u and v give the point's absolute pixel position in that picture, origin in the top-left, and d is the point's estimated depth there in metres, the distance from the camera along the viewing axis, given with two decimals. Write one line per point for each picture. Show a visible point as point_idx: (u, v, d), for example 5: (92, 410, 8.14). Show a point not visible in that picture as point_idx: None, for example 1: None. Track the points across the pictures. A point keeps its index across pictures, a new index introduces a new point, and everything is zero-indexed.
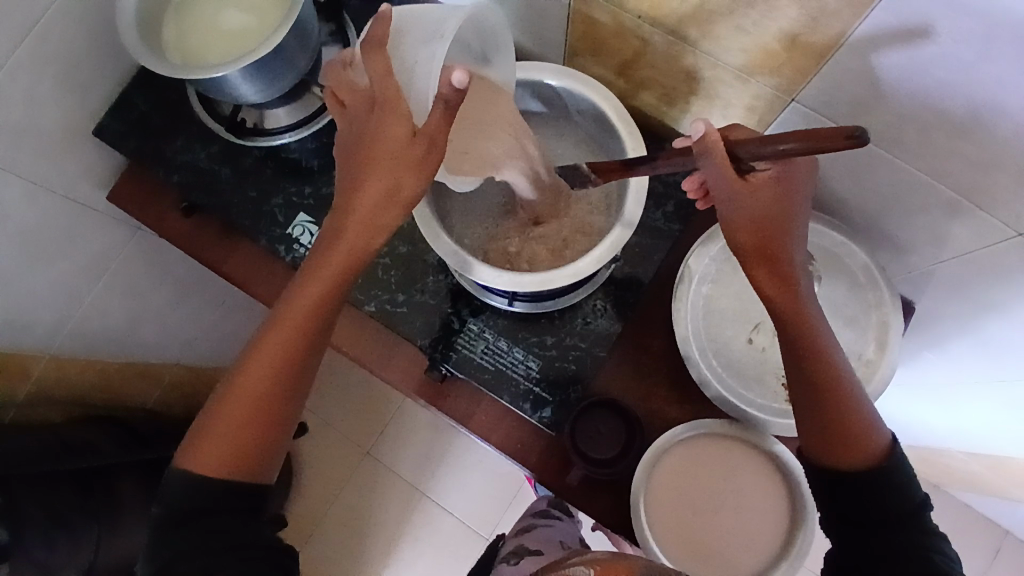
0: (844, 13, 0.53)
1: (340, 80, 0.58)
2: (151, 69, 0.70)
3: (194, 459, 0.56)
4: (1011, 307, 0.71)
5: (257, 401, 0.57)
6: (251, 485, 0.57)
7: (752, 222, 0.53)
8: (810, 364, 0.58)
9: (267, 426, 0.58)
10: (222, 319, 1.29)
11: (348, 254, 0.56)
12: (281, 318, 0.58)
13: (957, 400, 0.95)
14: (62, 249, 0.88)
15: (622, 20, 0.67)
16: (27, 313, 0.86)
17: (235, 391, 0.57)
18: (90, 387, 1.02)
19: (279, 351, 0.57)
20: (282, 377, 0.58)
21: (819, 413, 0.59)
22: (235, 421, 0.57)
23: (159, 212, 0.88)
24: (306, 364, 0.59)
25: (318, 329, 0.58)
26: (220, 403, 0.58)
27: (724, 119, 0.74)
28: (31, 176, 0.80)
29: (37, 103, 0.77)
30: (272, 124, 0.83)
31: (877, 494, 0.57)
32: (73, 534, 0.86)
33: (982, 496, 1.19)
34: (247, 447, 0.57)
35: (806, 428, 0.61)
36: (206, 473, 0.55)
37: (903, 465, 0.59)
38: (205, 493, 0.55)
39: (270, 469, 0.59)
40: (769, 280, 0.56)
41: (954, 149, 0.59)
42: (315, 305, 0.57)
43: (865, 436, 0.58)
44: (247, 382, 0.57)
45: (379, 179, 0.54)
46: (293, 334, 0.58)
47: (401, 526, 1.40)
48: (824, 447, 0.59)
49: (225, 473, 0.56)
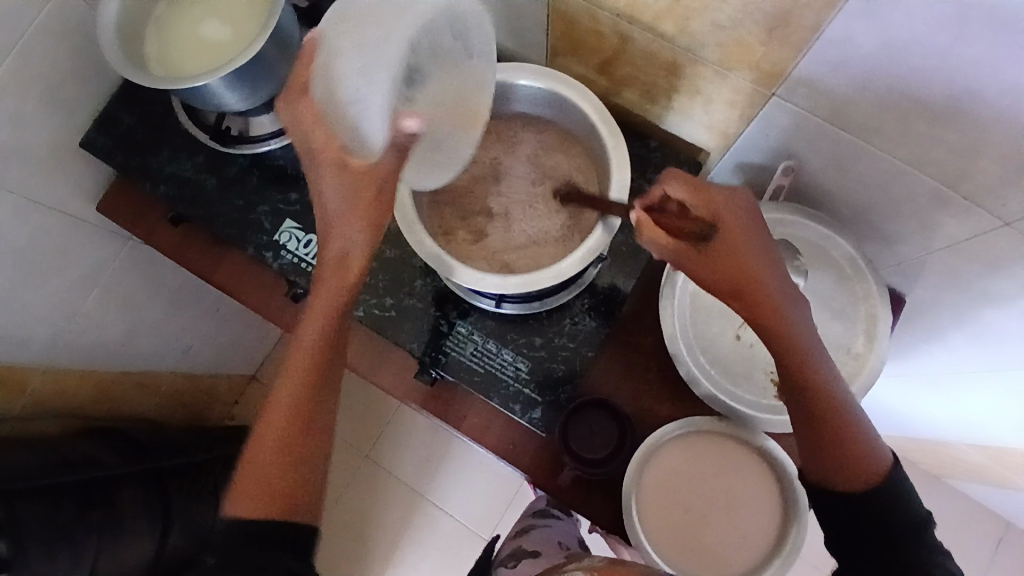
0: (817, 4, 0.53)
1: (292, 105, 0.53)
2: (133, 81, 0.70)
3: (235, 502, 0.61)
4: (1004, 294, 0.71)
5: (283, 445, 0.62)
6: (291, 524, 0.61)
7: (725, 272, 0.54)
8: (811, 395, 0.58)
9: (293, 466, 0.62)
10: (218, 327, 1.29)
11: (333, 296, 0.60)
12: (289, 363, 0.62)
13: (957, 391, 0.95)
14: (53, 263, 0.89)
15: (601, 18, 0.67)
16: (23, 327, 0.88)
17: (262, 440, 0.62)
18: (87, 398, 1.05)
19: (292, 396, 0.62)
20: (301, 421, 0.62)
21: (818, 443, 0.60)
22: (268, 463, 0.62)
23: (147, 224, 0.88)
24: (320, 403, 0.63)
25: (322, 369, 0.62)
26: (252, 455, 0.63)
27: (706, 115, 0.74)
28: (20, 191, 0.81)
29: (23, 118, 0.77)
30: (258, 131, 0.83)
31: (876, 512, 0.59)
32: (75, 545, 0.85)
33: (983, 486, 1.18)
34: (284, 488, 0.61)
35: (806, 451, 0.61)
36: (245, 514, 0.60)
37: (901, 483, 0.60)
38: (243, 534, 0.59)
39: (308, 508, 0.63)
40: (755, 313, 0.56)
41: (938, 137, 0.58)
42: (313, 348, 0.61)
43: (866, 457, 0.59)
44: (271, 430, 0.62)
45: (343, 224, 0.57)
46: (302, 379, 0.62)
47: (403, 531, 1.40)
48: (826, 469, 0.60)
49: (261, 514, 0.60)
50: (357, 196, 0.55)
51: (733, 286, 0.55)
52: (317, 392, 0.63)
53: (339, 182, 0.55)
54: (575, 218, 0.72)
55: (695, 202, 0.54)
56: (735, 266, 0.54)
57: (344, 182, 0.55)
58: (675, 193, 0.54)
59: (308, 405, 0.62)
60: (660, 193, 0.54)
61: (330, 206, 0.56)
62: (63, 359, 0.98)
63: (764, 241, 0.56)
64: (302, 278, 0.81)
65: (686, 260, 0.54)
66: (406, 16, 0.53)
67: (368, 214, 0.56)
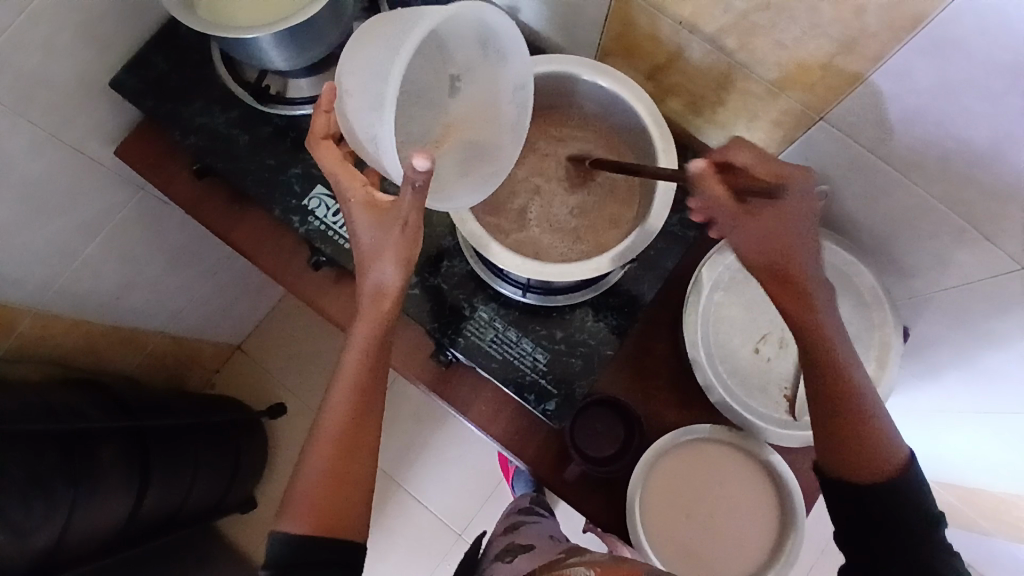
0: (883, 37, 0.55)
1: (327, 148, 0.63)
2: (182, 21, 0.69)
3: (289, 521, 0.61)
4: (1007, 336, 0.74)
5: (329, 469, 0.62)
6: (345, 541, 0.61)
7: (759, 252, 0.59)
8: (833, 383, 0.61)
9: (345, 480, 0.63)
10: (212, 292, 1.26)
11: (380, 311, 0.63)
12: (339, 380, 0.64)
13: (944, 429, 0.98)
14: (62, 203, 0.86)
15: (660, 24, 0.68)
16: (23, 265, 0.85)
17: (310, 464, 0.63)
18: (73, 348, 1.02)
19: (343, 412, 0.63)
20: (348, 442, 0.63)
21: (836, 431, 0.61)
22: (320, 481, 0.62)
23: (168, 173, 0.86)
24: (368, 418, 0.65)
25: (366, 389, 0.64)
26: (301, 480, 0.62)
27: (748, 131, 0.75)
28: (42, 123, 0.78)
29: (57, 50, 0.75)
30: (294, 93, 0.82)
31: (887, 506, 0.58)
32: (50, 499, 0.81)
33: (952, 527, 1.23)
34: (335, 508, 0.61)
35: (819, 442, 0.62)
36: (301, 533, 0.60)
37: (918, 485, 0.59)
38: (297, 551, 0.59)
39: (359, 525, 0.63)
40: (788, 296, 0.60)
41: (973, 180, 0.61)
42: (357, 370, 0.64)
43: (880, 446, 0.59)
44: (320, 452, 0.63)
45: (394, 247, 0.60)
46: (351, 394, 0.64)
47: (379, 517, 1.39)
48: (841, 456, 0.60)
49: (318, 532, 0.60)
50: (386, 227, 0.60)
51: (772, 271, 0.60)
52: (362, 413, 0.64)
53: (372, 224, 0.60)
54: (614, 218, 0.74)
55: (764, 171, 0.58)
56: (771, 245, 0.58)
57: (373, 220, 0.60)
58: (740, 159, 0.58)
59: (354, 426, 0.64)
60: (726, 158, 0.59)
61: (365, 244, 0.61)
62: (57, 303, 0.94)
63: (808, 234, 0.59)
64: (327, 246, 0.79)
65: (738, 218, 0.57)
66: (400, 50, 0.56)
67: (411, 236, 0.60)
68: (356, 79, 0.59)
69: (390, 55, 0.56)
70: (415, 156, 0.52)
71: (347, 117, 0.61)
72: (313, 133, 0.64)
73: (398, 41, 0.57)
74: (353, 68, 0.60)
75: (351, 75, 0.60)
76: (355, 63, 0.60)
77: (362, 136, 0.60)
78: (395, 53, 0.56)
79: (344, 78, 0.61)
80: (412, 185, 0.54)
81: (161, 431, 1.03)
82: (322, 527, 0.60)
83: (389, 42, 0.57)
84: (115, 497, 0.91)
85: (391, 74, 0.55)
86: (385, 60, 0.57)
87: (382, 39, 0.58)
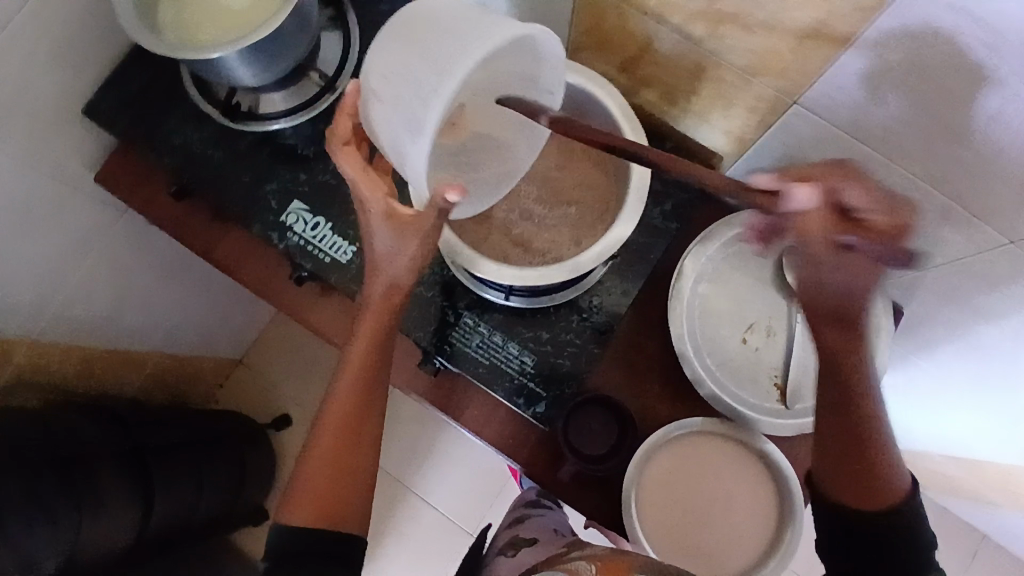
0: (851, 17, 0.53)
1: (350, 154, 0.60)
2: (146, 46, 0.67)
3: (290, 512, 0.62)
4: (999, 312, 0.73)
5: (331, 460, 0.63)
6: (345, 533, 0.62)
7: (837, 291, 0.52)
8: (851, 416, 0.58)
9: (347, 473, 0.64)
10: (207, 307, 1.26)
11: (384, 303, 0.62)
12: (343, 368, 0.64)
13: (944, 405, 0.97)
14: (46, 231, 0.86)
15: (628, 16, 0.67)
16: (11, 295, 0.86)
17: (312, 458, 0.64)
18: (71, 372, 1.02)
19: (347, 405, 0.64)
20: (348, 437, 0.64)
21: (849, 463, 0.58)
22: (323, 474, 0.63)
23: (147, 194, 0.86)
24: (371, 411, 0.65)
25: (367, 386, 0.64)
26: (303, 475, 0.63)
27: (725, 119, 0.74)
28: (18, 153, 0.78)
29: (26, 79, 0.74)
30: (268, 108, 0.81)
31: (890, 536, 0.58)
32: (55, 525, 0.82)
33: (960, 500, 1.22)
34: (333, 500, 0.62)
35: (827, 467, 0.60)
36: (301, 524, 0.60)
37: (917, 511, 0.59)
38: (299, 539, 0.60)
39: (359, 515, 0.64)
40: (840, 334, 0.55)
41: (954, 157, 0.59)
42: (359, 371, 0.64)
43: (888, 479, 0.58)
44: (319, 447, 0.64)
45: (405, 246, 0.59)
46: (357, 386, 0.64)
47: (388, 521, 1.39)
48: (849, 485, 0.59)
49: (317, 523, 0.61)
50: (408, 237, 0.59)
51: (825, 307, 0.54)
52: (362, 410, 0.64)
53: (391, 232, 0.59)
54: (592, 214, 0.73)
55: (880, 216, 0.49)
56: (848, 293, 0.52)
57: (394, 229, 0.59)
58: (854, 197, 0.49)
59: (353, 423, 0.64)
60: (837, 188, 0.49)
61: (381, 250, 0.60)
62: (50, 330, 0.95)
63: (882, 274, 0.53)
64: (307, 260, 0.79)
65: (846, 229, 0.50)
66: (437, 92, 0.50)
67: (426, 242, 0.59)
68: (390, 85, 0.53)
69: (435, 78, 0.50)
70: (447, 189, 0.55)
71: (371, 118, 0.56)
72: (334, 136, 0.59)
73: (444, 62, 0.50)
74: (387, 74, 0.53)
75: (385, 77, 0.53)
76: (388, 63, 0.53)
77: (389, 143, 0.56)
78: (442, 78, 0.50)
79: (372, 74, 0.54)
80: (439, 210, 0.57)
81: (160, 449, 1.04)
82: (322, 518, 0.61)
83: (433, 57, 0.51)
84: (120, 519, 0.92)
85: (437, 103, 0.50)
86: (430, 81, 0.50)
87: (423, 49, 0.51)
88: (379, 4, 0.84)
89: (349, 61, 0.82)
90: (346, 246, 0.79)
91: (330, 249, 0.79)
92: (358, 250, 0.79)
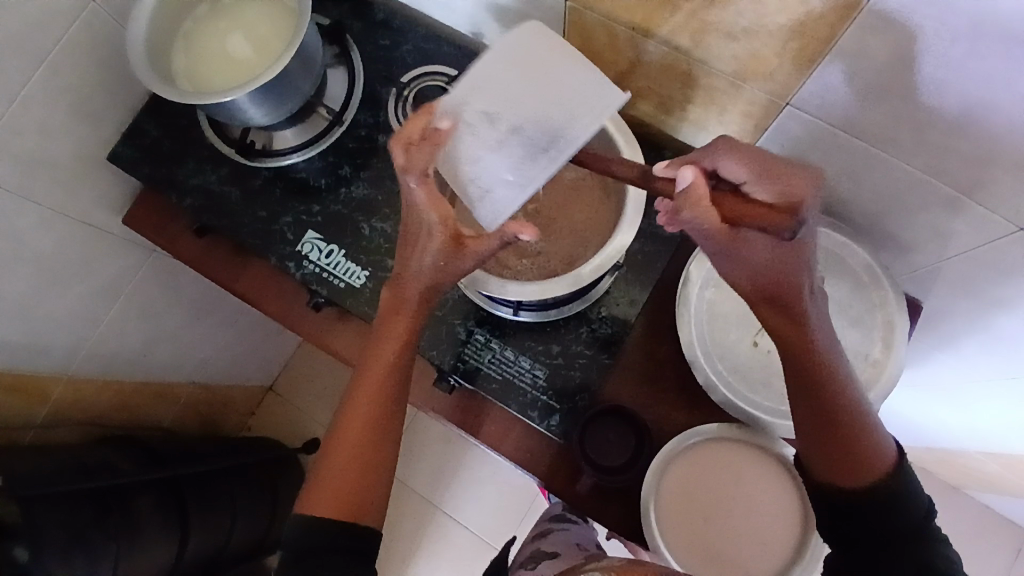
0: (831, 18, 0.54)
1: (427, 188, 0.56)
2: (160, 94, 0.71)
3: (309, 503, 0.63)
4: (1016, 301, 0.71)
5: (353, 456, 0.64)
6: (362, 527, 0.63)
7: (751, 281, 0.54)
8: (826, 395, 0.58)
9: (365, 471, 0.64)
10: (233, 339, 1.30)
11: (415, 300, 0.63)
12: (371, 364, 0.65)
13: (973, 399, 0.95)
14: (77, 274, 0.91)
15: (615, 33, 0.69)
16: (45, 339, 0.90)
17: (333, 456, 0.65)
18: (105, 407, 1.07)
19: (371, 399, 0.65)
20: (374, 426, 0.65)
21: (826, 441, 0.59)
22: (343, 469, 0.64)
23: (172, 234, 0.90)
24: (393, 408, 0.66)
25: (398, 378, 0.66)
26: (324, 469, 0.64)
27: (721, 124, 0.75)
28: (48, 202, 0.83)
29: (51, 133, 0.79)
30: (281, 145, 0.85)
31: (889, 515, 0.57)
32: (95, 557, 0.85)
33: (1001, 496, 1.18)
34: (356, 492, 0.63)
35: (807, 445, 0.60)
36: (317, 514, 0.62)
37: (910, 484, 0.59)
38: (316, 533, 0.61)
39: (375, 513, 0.64)
40: (778, 314, 0.56)
41: (950, 146, 0.59)
42: (391, 363, 0.65)
43: (869, 455, 0.58)
44: (346, 436, 0.65)
45: (446, 256, 0.60)
46: (383, 381, 0.65)
47: (419, 542, 1.40)
48: (829, 464, 0.59)
49: (333, 516, 0.62)
50: (463, 260, 0.59)
51: (757, 292, 0.55)
52: (389, 402, 0.66)
53: (444, 253, 0.59)
54: (596, 227, 0.74)
55: (766, 192, 0.52)
56: (769, 270, 0.52)
57: (449, 249, 0.59)
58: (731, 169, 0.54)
59: (381, 414, 0.65)
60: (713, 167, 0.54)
61: (420, 263, 0.61)
62: (85, 368, 1.00)
63: (808, 257, 0.54)
64: (323, 287, 0.82)
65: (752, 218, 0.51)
66: (552, 153, 0.57)
67: (457, 258, 0.60)
68: (497, 128, 0.57)
69: (548, 139, 0.57)
70: (524, 230, 0.55)
71: (454, 150, 0.57)
72: (409, 167, 0.55)
73: (557, 128, 0.57)
74: (493, 115, 0.57)
75: (488, 119, 0.57)
76: (491, 106, 0.57)
77: (470, 179, 0.58)
78: (554, 142, 0.57)
79: (468, 110, 0.57)
80: (504, 242, 0.57)
81: (194, 478, 1.07)
82: (338, 511, 0.62)
83: (544, 118, 0.57)
84: (157, 548, 0.95)
85: (552, 163, 0.56)
86: (544, 142, 0.57)
87: (531, 106, 0.57)
88: (380, 39, 0.88)
89: (355, 95, 0.86)
90: (360, 271, 0.82)
91: (344, 274, 0.82)
92: (371, 273, 0.81)
